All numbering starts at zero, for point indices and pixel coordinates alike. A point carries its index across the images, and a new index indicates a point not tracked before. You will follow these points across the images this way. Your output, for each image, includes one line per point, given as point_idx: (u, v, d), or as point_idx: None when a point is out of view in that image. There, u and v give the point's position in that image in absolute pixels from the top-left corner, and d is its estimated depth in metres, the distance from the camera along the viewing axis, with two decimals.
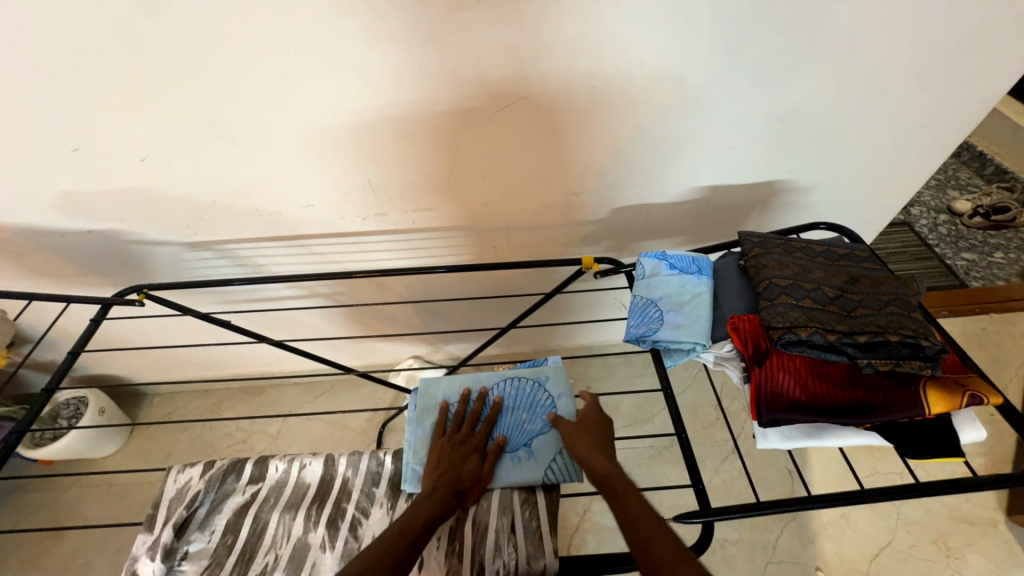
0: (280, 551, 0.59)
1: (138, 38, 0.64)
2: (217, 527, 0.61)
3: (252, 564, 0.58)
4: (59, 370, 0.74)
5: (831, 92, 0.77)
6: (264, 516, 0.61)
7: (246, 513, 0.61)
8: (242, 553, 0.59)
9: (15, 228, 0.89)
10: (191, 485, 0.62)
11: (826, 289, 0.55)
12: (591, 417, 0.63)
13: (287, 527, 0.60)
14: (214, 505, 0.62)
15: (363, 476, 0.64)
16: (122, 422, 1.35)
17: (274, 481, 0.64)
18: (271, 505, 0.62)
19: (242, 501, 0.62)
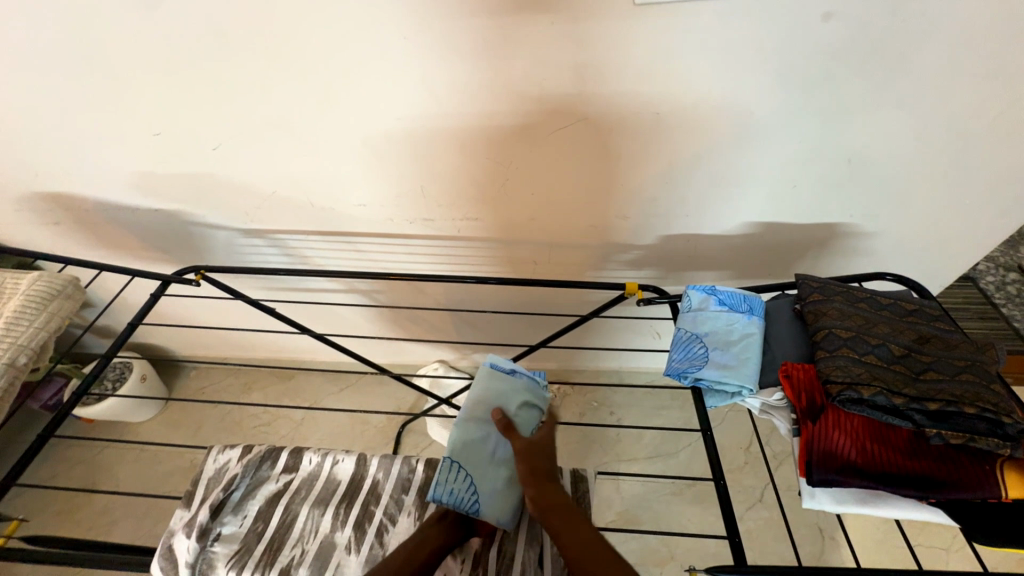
0: (306, 546, 0.59)
1: (229, 36, 0.69)
2: (249, 513, 0.62)
3: (279, 555, 0.59)
4: (119, 339, 0.77)
5: (907, 138, 0.73)
6: (295, 507, 0.62)
7: (278, 502, 0.63)
8: (271, 542, 0.60)
9: (96, 201, 0.96)
10: (231, 467, 0.64)
11: (892, 347, 0.52)
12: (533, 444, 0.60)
13: (316, 522, 0.61)
14: (249, 490, 0.63)
15: (393, 481, 0.64)
16: (160, 391, 1.42)
17: (307, 473, 0.65)
18: (302, 498, 0.63)
19: (275, 490, 0.64)
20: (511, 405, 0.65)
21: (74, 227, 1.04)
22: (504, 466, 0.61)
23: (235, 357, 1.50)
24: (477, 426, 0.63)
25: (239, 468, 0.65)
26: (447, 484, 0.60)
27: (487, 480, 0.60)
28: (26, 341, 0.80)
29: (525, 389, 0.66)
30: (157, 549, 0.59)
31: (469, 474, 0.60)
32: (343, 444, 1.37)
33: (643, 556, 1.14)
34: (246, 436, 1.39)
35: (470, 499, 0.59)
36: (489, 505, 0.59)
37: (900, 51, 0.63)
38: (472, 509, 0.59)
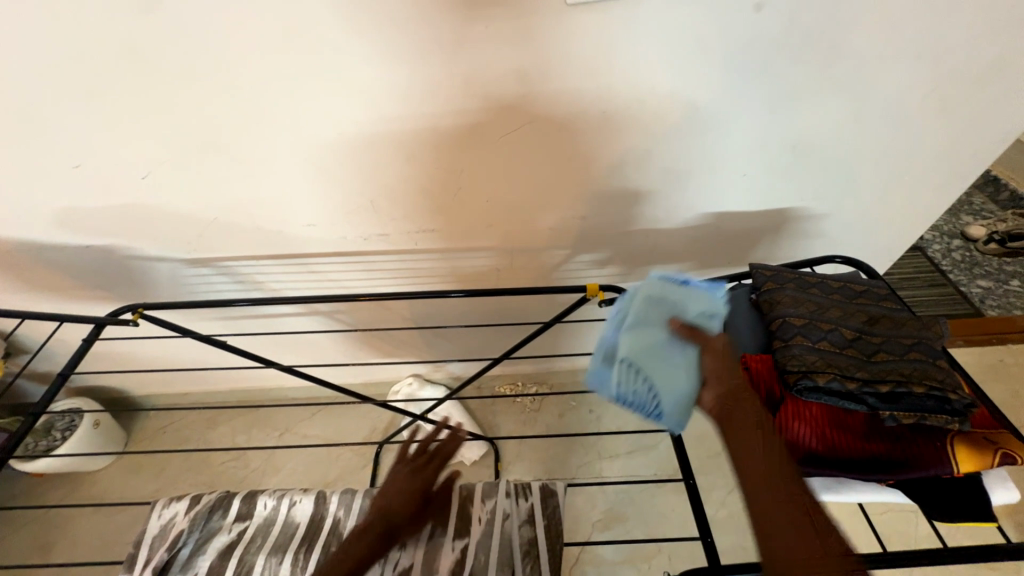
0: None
1: (144, 56, 0.64)
2: (200, 570, 0.58)
3: None
4: (50, 390, 0.72)
5: (846, 120, 0.75)
6: (249, 558, 0.59)
7: (231, 554, 0.59)
8: None
9: (18, 242, 0.89)
10: (179, 520, 0.61)
11: (844, 331, 0.53)
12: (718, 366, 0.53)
13: (274, 571, 0.58)
14: (200, 544, 0.60)
15: (355, 517, 0.62)
16: (116, 435, 1.33)
17: (262, 519, 0.62)
18: (257, 547, 0.59)
19: (228, 541, 0.60)
20: (690, 312, 0.57)
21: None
22: (685, 370, 0.54)
23: (196, 392, 1.43)
24: (653, 327, 0.56)
25: (187, 523, 0.61)
26: (629, 387, 0.54)
27: (672, 381, 0.54)
28: None
29: (703, 300, 0.57)
30: None
31: (650, 374, 0.54)
32: (320, 471, 1.32)
33: (632, 554, 1.14)
34: (215, 473, 1.32)
35: (652, 402, 0.54)
36: (673, 412, 0.54)
37: (831, 37, 0.65)
38: (655, 415, 0.54)
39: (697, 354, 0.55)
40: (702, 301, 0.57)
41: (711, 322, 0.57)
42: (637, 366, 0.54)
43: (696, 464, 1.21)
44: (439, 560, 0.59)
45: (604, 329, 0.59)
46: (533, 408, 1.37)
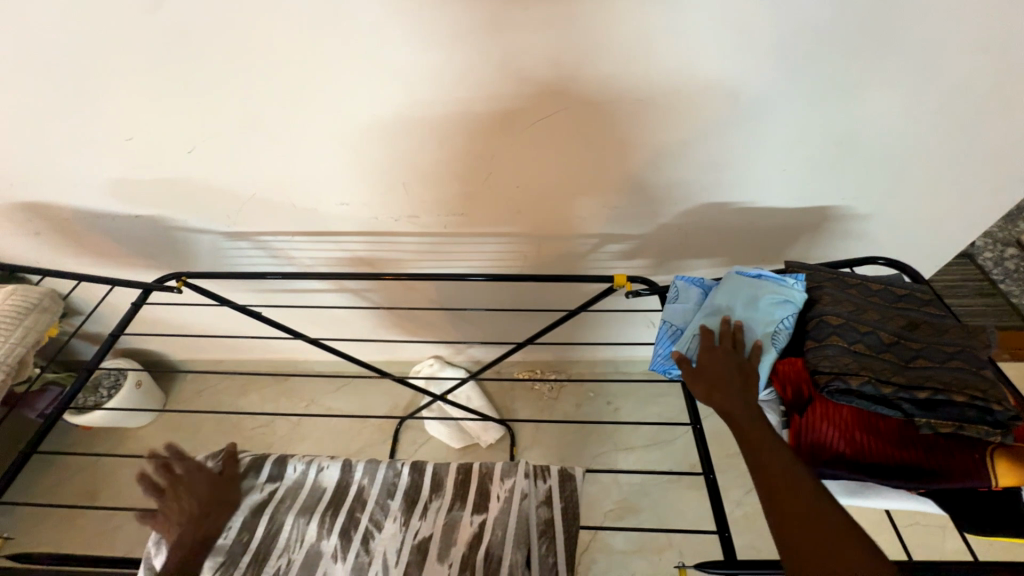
0: (290, 555, 0.59)
1: (193, 34, 0.66)
2: (233, 525, 0.61)
3: (265, 566, 0.58)
4: (100, 348, 0.76)
5: (897, 117, 0.71)
6: (279, 517, 0.62)
7: (263, 512, 0.62)
8: (255, 553, 0.59)
9: (75, 209, 0.94)
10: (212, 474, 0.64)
11: (882, 334, 0.51)
12: (721, 365, 0.52)
13: (301, 531, 0.61)
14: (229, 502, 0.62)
15: (378, 486, 0.65)
16: (155, 396, 1.42)
17: (291, 482, 0.65)
18: (287, 507, 0.63)
19: (259, 499, 0.64)
20: (762, 300, 0.56)
21: (53, 235, 1.02)
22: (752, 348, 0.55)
23: (230, 359, 1.50)
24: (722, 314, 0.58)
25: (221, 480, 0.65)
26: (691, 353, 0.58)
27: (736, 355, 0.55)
28: None
29: (773, 287, 0.57)
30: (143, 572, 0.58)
31: None
32: (342, 443, 1.38)
33: (643, 545, 1.15)
34: (245, 438, 1.40)
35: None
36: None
37: (890, 27, 0.61)
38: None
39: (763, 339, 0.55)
40: (772, 287, 0.57)
41: (783, 309, 0.56)
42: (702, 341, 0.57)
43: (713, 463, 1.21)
44: (457, 533, 0.61)
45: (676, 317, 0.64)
46: (551, 396, 1.38)
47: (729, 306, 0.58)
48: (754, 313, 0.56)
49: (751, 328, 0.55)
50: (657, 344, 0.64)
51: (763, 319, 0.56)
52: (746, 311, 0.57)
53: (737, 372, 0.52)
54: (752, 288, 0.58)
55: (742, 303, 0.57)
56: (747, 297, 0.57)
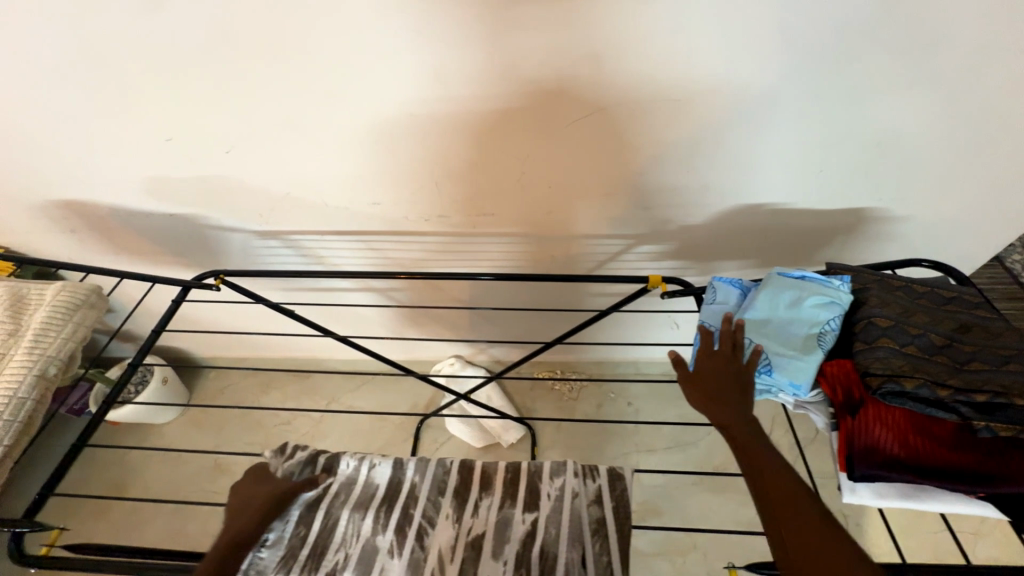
0: (349, 549, 0.60)
1: (238, 36, 0.67)
2: (292, 518, 0.63)
3: (323, 560, 0.59)
4: (143, 345, 0.77)
5: (940, 119, 0.71)
6: (335, 511, 0.63)
7: (319, 506, 0.64)
8: (314, 547, 0.60)
9: (110, 207, 0.96)
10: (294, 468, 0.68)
11: (934, 336, 0.51)
12: (716, 373, 0.54)
13: (356, 525, 0.62)
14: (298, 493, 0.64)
15: (430, 483, 0.66)
16: (180, 392, 1.44)
17: (345, 478, 0.67)
18: (341, 502, 0.64)
19: (315, 494, 0.65)
20: (807, 300, 0.56)
21: (89, 233, 1.04)
22: (799, 348, 0.55)
23: (253, 357, 1.52)
24: (767, 313, 0.58)
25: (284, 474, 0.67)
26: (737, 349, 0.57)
27: (783, 354, 0.55)
28: (55, 352, 0.70)
29: (818, 288, 0.57)
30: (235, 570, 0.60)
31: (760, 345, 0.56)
32: (363, 440, 1.39)
33: (666, 547, 1.15)
34: (268, 434, 1.41)
35: (760, 361, 0.55)
36: (785, 369, 0.54)
37: (936, 25, 0.60)
38: (764, 373, 0.55)
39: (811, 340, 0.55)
40: (817, 288, 0.57)
41: (829, 309, 0.56)
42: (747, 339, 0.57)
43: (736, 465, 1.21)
44: (511, 531, 0.61)
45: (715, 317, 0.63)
46: (572, 396, 1.38)
47: (773, 305, 0.58)
48: (800, 313, 0.56)
49: (798, 327, 0.56)
50: None
51: (809, 320, 0.56)
52: (792, 310, 0.56)
53: (732, 379, 0.53)
54: (796, 288, 0.58)
55: (786, 303, 0.57)
56: (791, 297, 0.57)
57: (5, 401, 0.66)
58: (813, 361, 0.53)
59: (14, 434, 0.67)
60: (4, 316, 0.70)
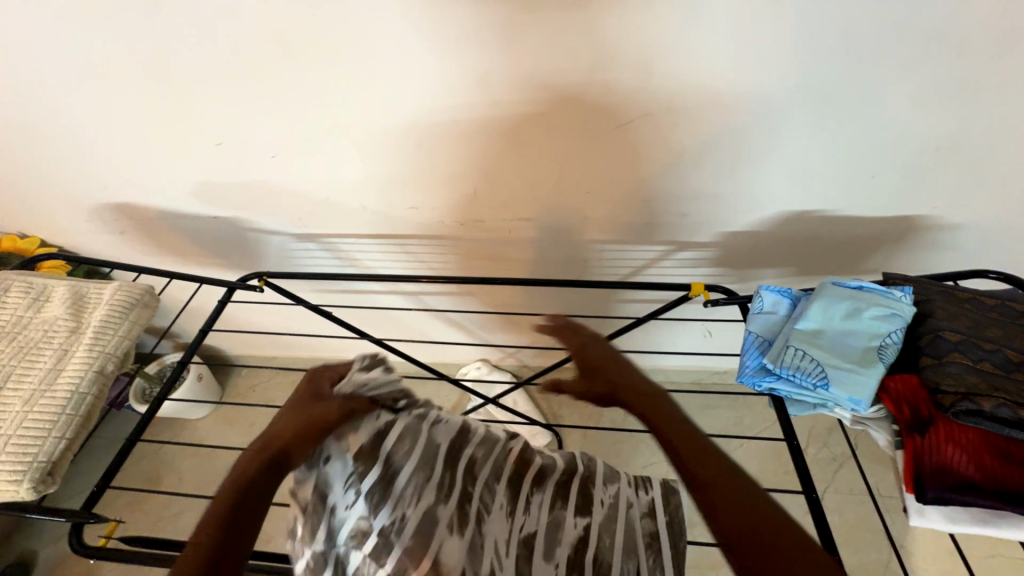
0: (409, 505, 0.60)
1: (290, 43, 0.69)
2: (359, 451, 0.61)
3: (382, 510, 0.59)
4: (191, 345, 0.79)
5: (1009, 127, 0.66)
6: (397, 462, 0.62)
7: (383, 449, 0.62)
8: (373, 496, 0.59)
9: (157, 209, 1.00)
10: (376, 386, 0.64)
11: (1009, 353, 0.48)
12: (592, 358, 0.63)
13: (418, 486, 0.61)
14: (371, 427, 0.63)
15: (490, 465, 0.65)
16: (214, 389, 1.47)
17: (412, 425, 0.65)
18: (405, 454, 0.63)
19: (382, 433, 0.63)
20: (866, 312, 0.54)
21: (137, 234, 1.07)
22: (858, 363, 0.52)
23: (284, 356, 1.55)
24: (822, 325, 0.55)
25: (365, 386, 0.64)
26: (792, 362, 0.54)
27: (842, 368, 0.52)
28: (114, 349, 0.72)
29: (879, 300, 0.54)
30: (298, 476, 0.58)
31: (817, 358, 0.54)
32: None
33: (697, 561, 1.11)
34: None
35: (817, 374, 0.53)
36: (843, 384, 0.51)
37: (1013, 26, 0.56)
38: (821, 388, 0.52)
39: (870, 353, 0.53)
40: (877, 300, 0.55)
41: (891, 322, 0.53)
42: (803, 351, 0.54)
43: (771, 480, 1.17)
44: (562, 533, 0.61)
45: (762, 327, 0.61)
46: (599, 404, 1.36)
47: (829, 316, 0.56)
48: (859, 325, 0.54)
49: (856, 339, 0.54)
50: (744, 356, 0.60)
51: (868, 333, 0.53)
52: (851, 322, 0.54)
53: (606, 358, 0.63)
54: (855, 299, 0.55)
55: (845, 315, 0.55)
56: (849, 308, 0.55)
57: (69, 396, 0.68)
58: (874, 376, 0.51)
59: (76, 428, 0.68)
60: (68, 312, 0.74)
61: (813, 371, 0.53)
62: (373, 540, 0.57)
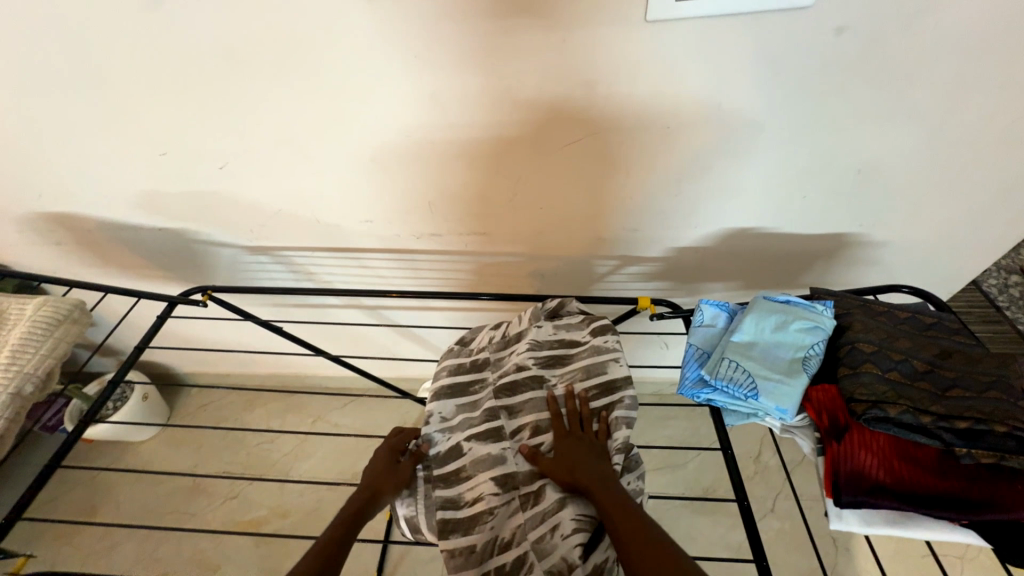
0: (569, 347, 0.68)
1: (235, 54, 0.68)
2: (540, 327, 0.70)
3: (544, 351, 0.68)
4: (124, 363, 0.75)
5: (918, 151, 0.72)
6: (570, 350, 0.67)
7: (560, 336, 0.69)
8: (540, 346, 0.68)
9: (101, 221, 0.95)
10: (568, 328, 0.70)
11: (916, 362, 0.52)
12: (570, 453, 0.57)
13: (567, 351, 0.67)
14: (571, 351, 0.67)
15: (614, 392, 0.63)
16: (161, 409, 1.40)
17: (595, 352, 0.66)
18: (569, 351, 0.67)
19: (560, 340, 0.69)
20: (793, 325, 0.57)
21: (77, 247, 1.02)
22: (787, 374, 0.55)
23: (238, 373, 1.49)
24: (755, 338, 0.58)
25: (566, 315, 0.72)
26: (726, 374, 0.57)
27: (771, 379, 0.55)
28: (33, 369, 0.67)
29: (804, 313, 0.58)
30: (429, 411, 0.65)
31: (749, 370, 0.56)
32: (347, 461, 1.36)
33: None
34: (249, 454, 1.38)
35: (748, 385, 0.55)
36: (771, 394, 0.54)
37: (919, 63, 0.62)
38: (751, 398, 0.55)
39: (797, 365, 0.55)
40: (803, 313, 0.58)
41: (815, 335, 0.57)
42: (736, 363, 0.57)
43: (725, 488, 1.21)
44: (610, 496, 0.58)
45: (703, 341, 0.64)
46: None
47: (761, 329, 0.59)
48: (787, 338, 0.57)
49: (783, 351, 0.57)
50: (685, 368, 0.63)
51: (796, 345, 0.57)
52: (779, 335, 0.57)
53: (579, 455, 0.56)
54: (783, 312, 0.59)
55: (775, 328, 0.58)
56: (779, 321, 0.58)
57: None
58: (799, 385, 0.54)
59: None
60: None
61: (746, 382, 0.56)
62: (496, 367, 0.68)
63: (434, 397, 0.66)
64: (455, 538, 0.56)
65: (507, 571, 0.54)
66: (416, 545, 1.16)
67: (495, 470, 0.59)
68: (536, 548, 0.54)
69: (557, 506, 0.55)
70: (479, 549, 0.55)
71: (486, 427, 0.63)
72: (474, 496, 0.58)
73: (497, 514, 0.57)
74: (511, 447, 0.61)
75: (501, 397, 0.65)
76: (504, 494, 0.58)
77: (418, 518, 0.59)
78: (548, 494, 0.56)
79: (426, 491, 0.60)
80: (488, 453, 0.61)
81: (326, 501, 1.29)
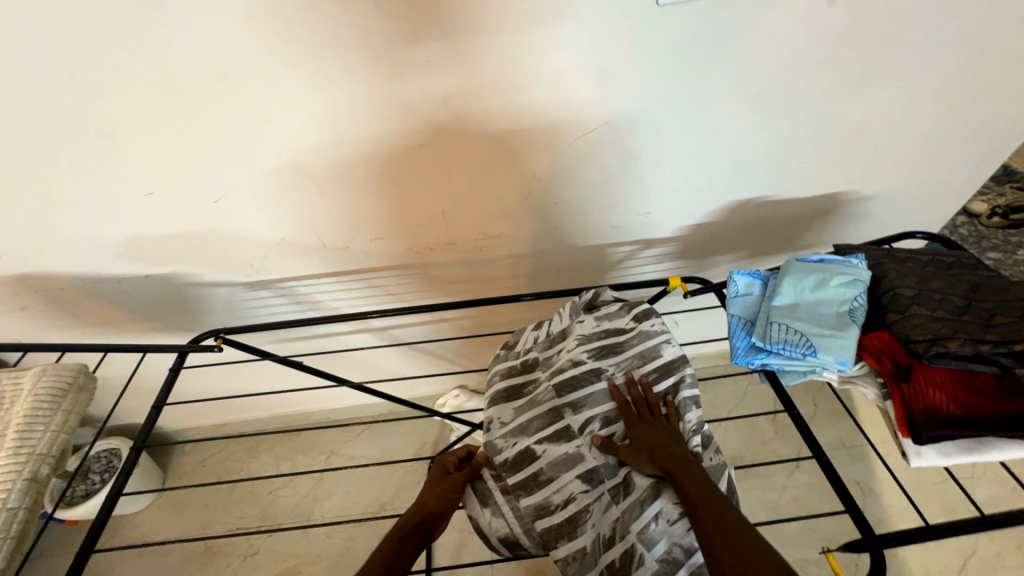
0: (619, 336, 0.67)
1: (225, 77, 0.63)
2: (584, 320, 0.69)
3: (594, 344, 0.67)
4: (143, 426, 0.69)
5: (901, 106, 0.77)
6: (620, 339, 0.67)
7: (606, 325, 0.68)
8: (589, 339, 0.67)
9: (72, 276, 0.86)
10: (612, 317, 0.69)
11: (955, 299, 0.55)
12: (644, 438, 0.56)
13: (616, 340, 0.67)
14: (622, 341, 0.67)
15: (673, 375, 0.63)
16: (155, 474, 1.29)
17: (645, 337, 0.66)
18: (618, 340, 0.67)
19: (608, 330, 0.68)
20: (832, 281, 0.60)
21: (46, 310, 0.92)
22: (837, 328, 0.57)
23: (236, 421, 1.39)
24: (798, 299, 0.60)
25: (608, 305, 0.71)
26: (779, 338, 0.59)
27: (823, 335, 0.57)
28: (46, 449, 0.61)
29: (841, 268, 0.60)
30: (489, 419, 0.64)
31: (801, 330, 0.58)
32: (371, 493, 1.29)
33: None
34: (263, 504, 1.29)
35: (804, 344, 0.57)
36: (829, 348, 0.56)
37: (902, 24, 0.66)
38: (810, 355, 0.57)
39: (844, 317, 0.58)
40: (839, 269, 0.61)
41: (855, 288, 0.59)
42: (785, 326, 0.59)
43: (751, 452, 1.25)
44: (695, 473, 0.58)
45: (744, 310, 0.65)
46: None
47: (802, 290, 0.61)
48: (829, 294, 0.59)
49: (827, 307, 0.59)
50: (733, 338, 0.64)
51: (838, 299, 0.59)
52: (821, 292, 0.60)
53: (654, 437, 0.56)
54: (820, 270, 0.61)
55: (816, 286, 0.60)
56: (818, 279, 0.60)
57: None
58: (852, 337, 0.56)
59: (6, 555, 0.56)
60: None
61: (800, 342, 0.57)
62: (548, 366, 0.67)
63: (491, 403, 0.66)
64: (564, 545, 0.55)
65: (621, 567, 0.53)
66: (463, 565, 1.12)
67: (577, 468, 0.59)
68: (642, 538, 0.53)
69: (653, 494, 0.55)
70: (589, 551, 0.55)
71: (554, 427, 0.62)
72: (564, 498, 0.58)
73: (594, 511, 0.57)
74: (584, 443, 0.61)
75: (563, 394, 0.64)
76: (594, 489, 0.58)
77: (513, 534, 0.57)
78: (638, 482, 0.56)
79: (511, 504, 0.59)
80: (564, 453, 0.60)
81: (357, 539, 1.23)
